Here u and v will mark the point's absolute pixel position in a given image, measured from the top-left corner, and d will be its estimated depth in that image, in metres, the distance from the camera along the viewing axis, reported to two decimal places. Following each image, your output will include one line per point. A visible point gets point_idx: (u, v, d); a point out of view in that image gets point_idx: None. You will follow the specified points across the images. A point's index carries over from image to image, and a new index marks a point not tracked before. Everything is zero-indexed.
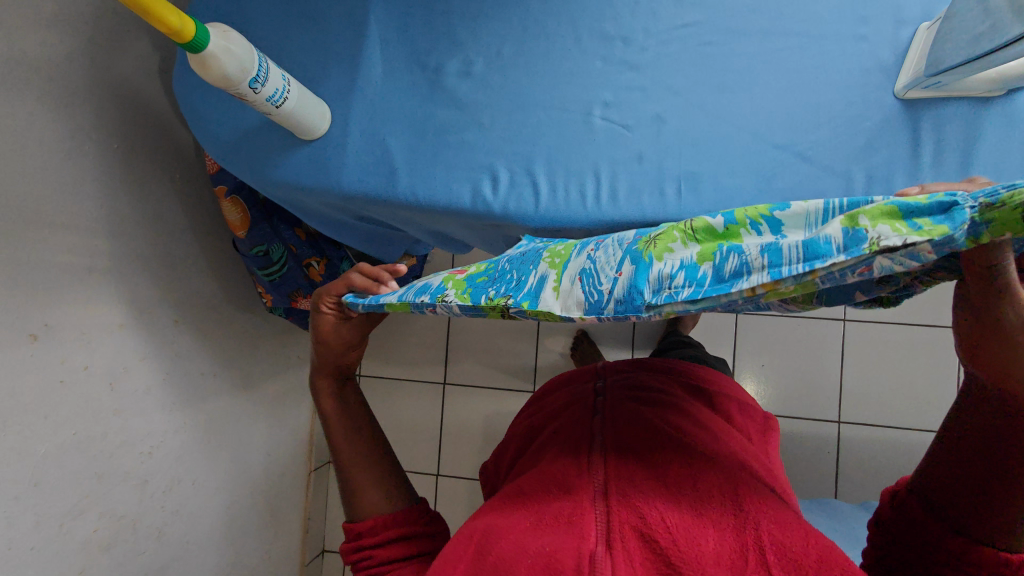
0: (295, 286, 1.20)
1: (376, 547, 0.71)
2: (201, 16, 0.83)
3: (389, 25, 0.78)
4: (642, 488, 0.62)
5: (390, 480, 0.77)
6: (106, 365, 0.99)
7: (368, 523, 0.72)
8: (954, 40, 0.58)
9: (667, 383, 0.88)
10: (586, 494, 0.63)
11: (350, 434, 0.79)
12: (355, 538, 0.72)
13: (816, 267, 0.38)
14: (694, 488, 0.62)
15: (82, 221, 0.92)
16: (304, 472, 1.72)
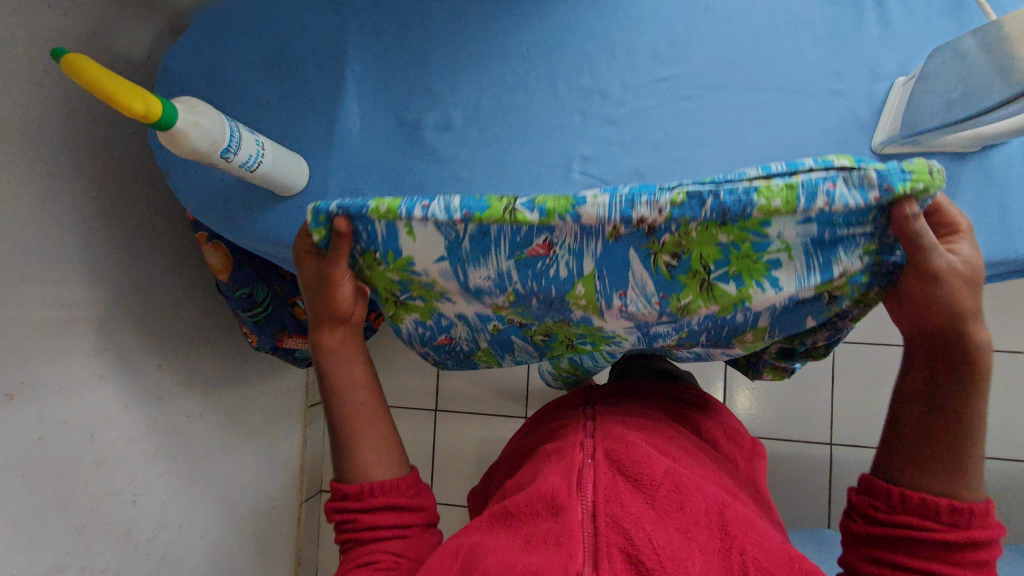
0: (282, 324, 1.17)
1: (363, 512, 0.70)
2: (186, 73, 0.84)
3: (368, 79, 0.80)
4: (628, 504, 0.59)
5: (386, 443, 0.75)
6: (87, 417, 0.97)
7: (359, 485, 0.71)
8: (928, 104, 0.62)
9: (651, 410, 0.85)
10: (573, 510, 0.59)
11: (348, 394, 0.75)
12: (343, 497, 0.72)
13: (800, 168, 0.48)
14: (683, 511, 0.59)
15: (63, 274, 0.92)
16: (295, 511, 1.65)
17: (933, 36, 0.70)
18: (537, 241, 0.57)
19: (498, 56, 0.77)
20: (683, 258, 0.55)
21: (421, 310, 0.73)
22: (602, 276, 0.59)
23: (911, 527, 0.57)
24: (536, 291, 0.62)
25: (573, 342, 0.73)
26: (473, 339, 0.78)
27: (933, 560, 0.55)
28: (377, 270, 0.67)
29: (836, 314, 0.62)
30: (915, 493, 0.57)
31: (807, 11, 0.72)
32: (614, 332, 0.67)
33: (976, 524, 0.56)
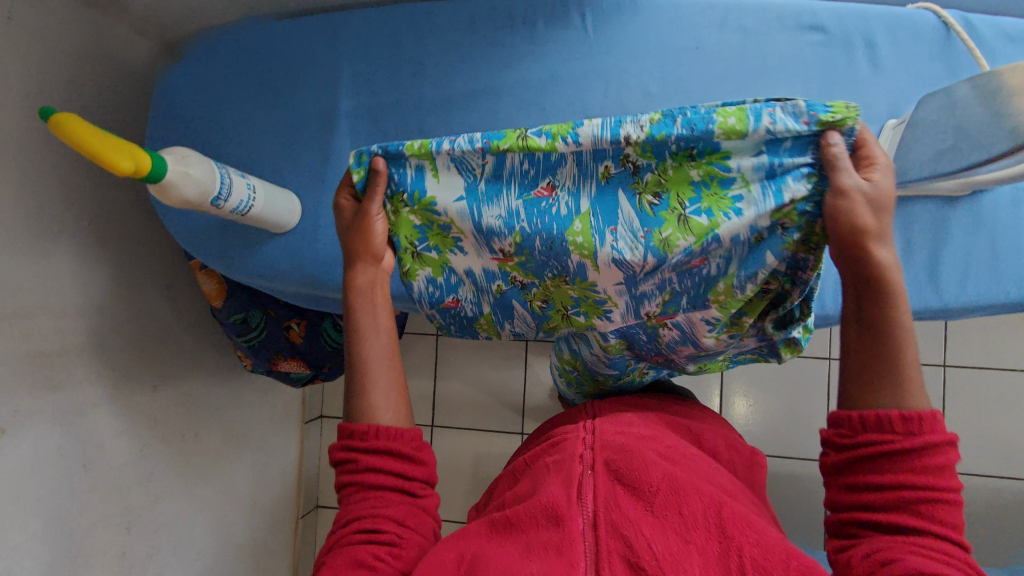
0: (275, 348, 1.17)
1: (367, 457, 0.65)
2: (177, 104, 0.83)
3: (360, 115, 0.79)
4: (630, 512, 0.53)
5: (398, 392, 0.70)
6: (81, 445, 0.97)
7: (366, 425, 0.66)
8: (917, 149, 0.59)
9: (652, 416, 0.78)
10: (577, 522, 0.53)
11: (360, 338, 0.70)
12: (348, 437, 0.67)
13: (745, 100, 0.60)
14: (681, 514, 0.53)
15: (56, 303, 0.91)
16: (291, 518, 1.67)
17: (922, 78, 0.66)
18: (542, 181, 0.68)
19: (494, 97, 0.75)
20: (663, 197, 0.64)
21: (433, 262, 0.76)
22: (596, 214, 0.66)
23: (867, 448, 0.55)
24: (539, 231, 0.69)
25: (569, 311, 0.76)
26: (479, 299, 0.79)
27: (896, 484, 0.53)
28: (403, 210, 0.72)
29: (798, 282, 0.64)
30: (867, 413, 0.56)
31: (797, 52, 0.68)
32: (606, 291, 0.71)
33: (927, 427, 0.54)
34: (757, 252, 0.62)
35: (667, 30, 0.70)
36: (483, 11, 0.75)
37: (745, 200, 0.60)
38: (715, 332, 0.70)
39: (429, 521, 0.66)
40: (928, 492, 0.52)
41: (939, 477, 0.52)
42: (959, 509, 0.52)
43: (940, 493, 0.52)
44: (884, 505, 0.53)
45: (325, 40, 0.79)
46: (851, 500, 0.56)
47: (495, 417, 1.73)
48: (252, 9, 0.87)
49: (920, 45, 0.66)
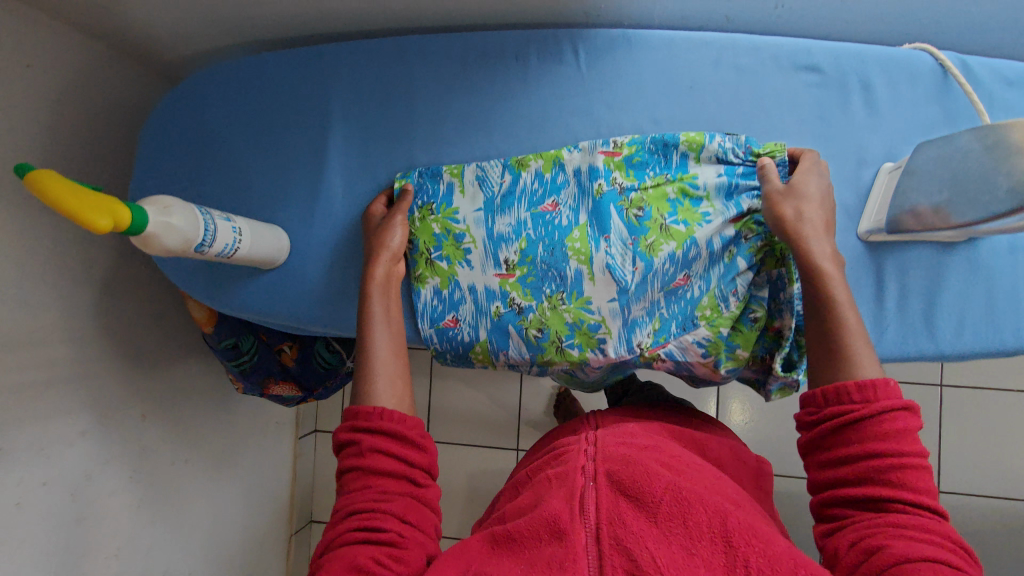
0: (267, 372, 1.15)
1: (369, 440, 0.61)
2: (165, 137, 0.81)
3: (350, 148, 0.78)
4: (635, 524, 0.49)
5: (402, 389, 0.65)
6: (67, 475, 0.96)
7: (370, 406, 0.62)
8: (913, 201, 0.58)
9: (656, 425, 0.70)
10: (581, 538, 0.49)
11: (368, 331, 0.68)
12: (354, 419, 0.62)
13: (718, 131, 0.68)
14: (686, 526, 0.48)
15: (41, 335, 0.89)
16: (284, 536, 1.61)
17: (918, 121, 0.65)
18: (548, 197, 0.71)
19: (486, 134, 0.73)
20: (647, 209, 0.68)
21: (444, 274, 0.74)
22: (594, 225, 0.69)
23: (830, 422, 0.54)
24: (542, 240, 0.71)
25: (563, 343, 0.70)
26: (477, 323, 0.74)
27: (862, 456, 0.52)
28: (429, 217, 0.74)
29: (782, 304, 0.65)
30: (828, 387, 0.55)
31: (792, 93, 0.67)
32: (600, 310, 0.70)
33: (883, 393, 0.53)
34: (729, 262, 0.66)
35: (661, 66, 0.69)
36: (474, 43, 0.73)
37: (713, 214, 0.67)
38: (706, 359, 0.68)
39: (429, 514, 0.60)
40: (895, 459, 0.50)
41: (905, 443, 0.51)
42: (929, 473, 0.51)
43: (907, 459, 0.51)
44: (855, 480, 0.52)
45: (314, 68, 0.78)
46: (824, 480, 0.54)
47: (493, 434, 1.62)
48: (242, 41, 0.86)
49: (917, 87, 0.65)
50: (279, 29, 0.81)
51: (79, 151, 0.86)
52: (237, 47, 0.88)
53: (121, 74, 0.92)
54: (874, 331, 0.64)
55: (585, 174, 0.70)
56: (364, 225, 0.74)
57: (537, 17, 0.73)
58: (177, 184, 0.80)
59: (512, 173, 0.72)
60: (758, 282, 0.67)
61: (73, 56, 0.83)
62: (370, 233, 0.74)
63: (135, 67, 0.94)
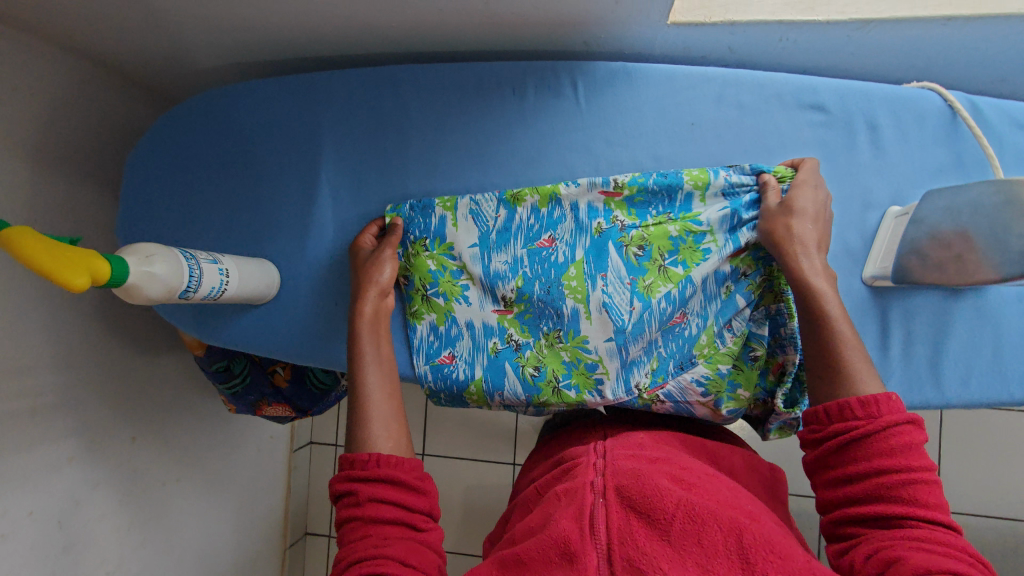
0: (259, 394, 1.09)
1: (367, 486, 0.57)
2: (150, 167, 0.79)
3: (341, 177, 0.75)
4: (647, 547, 0.43)
5: (399, 428, 0.62)
6: (54, 504, 0.93)
7: (365, 453, 0.59)
8: (918, 251, 0.58)
9: (665, 435, 0.63)
10: (593, 561, 0.43)
11: (361, 372, 0.65)
12: (349, 468, 0.59)
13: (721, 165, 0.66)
14: (700, 546, 0.43)
15: (25, 363, 0.87)
16: (278, 550, 1.59)
17: (926, 163, 0.64)
18: (545, 233, 0.68)
19: (483, 169, 0.71)
20: (647, 248, 0.66)
21: (440, 310, 0.72)
22: (591, 262, 0.67)
23: (835, 440, 0.52)
24: (539, 278, 0.68)
25: (559, 383, 0.68)
26: (473, 360, 0.71)
27: (870, 472, 0.49)
28: (421, 250, 0.72)
29: (784, 339, 0.63)
30: (830, 403, 0.53)
31: (797, 132, 0.66)
32: (598, 349, 0.67)
33: (886, 407, 0.51)
34: (726, 299, 0.65)
35: (663, 102, 0.68)
36: (471, 75, 0.71)
37: (713, 249, 0.65)
38: (707, 399, 0.65)
39: (435, 559, 0.56)
40: (904, 474, 0.48)
41: (913, 457, 0.49)
42: (938, 485, 0.49)
43: (917, 472, 0.48)
44: (864, 497, 0.49)
45: (303, 98, 0.76)
46: (834, 499, 0.52)
47: (492, 441, 1.46)
48: (230, 65, 0.83)
49: (924, 128, 0.64)
50: (269, 54, 0.79)
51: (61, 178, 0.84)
52: (225, 70, 0.85)
53: (105, 95, 0.89)
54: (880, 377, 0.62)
55: (584, 211, 0.68)
56: (355, 261, 0.72)
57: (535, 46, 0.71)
58: (164, 215, 0.78)
59: (507, 209, 0.70)
60: (758, 318, 0.65)
61: (57, 81, 0.81)
62: (360, 269, 0.71)
63: (121, 87, 0.91)
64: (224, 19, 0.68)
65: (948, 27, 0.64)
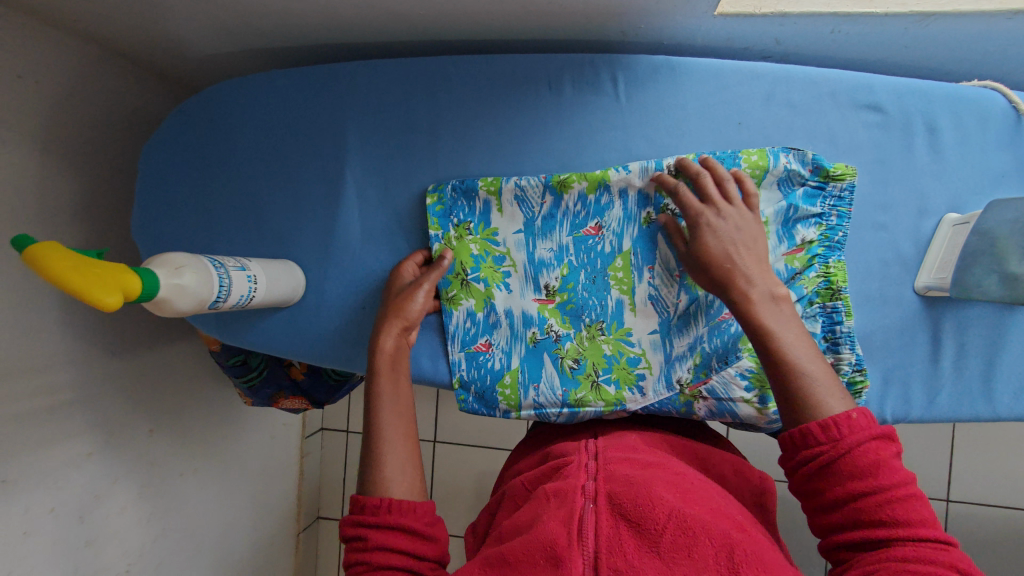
0: (276, 387, 1.03)
1: (377, 534, 0.52)
2: (166, 160, 0.75)
3: (367, 173, 0.71)
4: (636, 559, 0.40)
5: (418, 469, 0.57)
6: (75, 499, 0.88)
7: (377, 498, 0.53)
8: (979, 269, 0.56)
9: (655, 438, 0.62)
10: (579, 568, 0.40)
11: (376, 410, 0.59)
12: (360, 512, 0.53)
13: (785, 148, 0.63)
14: (691, 559, 0.40)
15: (43, 353, 0.80)
16: (292, 534, 1.53)
17: (988, 168, 0.62)
18: (592, 220, 0.67)
19: (515, 171, 0.68)
20: None
21: (478, 296, 0.70)
22: (638, 252, 0.66)
23: (806, 467, 0.48)
24: (584, 267, 0.68)
25: (599, 377, 0.67)
26: (510, 349, 0.69)
27: (843, 499, 0.46)
28: (467, 235, 0.70)
29: (837, 338, 0.61)
30: (793, 430, 0.49)
31: (851, 132, 0.63)
32: (641, 342, 0.67)
33: (847, 428, 0.47)
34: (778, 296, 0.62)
35: (708, 100, 0.64)
36: (503, 66, 0.67)
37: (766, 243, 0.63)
38: (751, 395, 0.63)
39: None
40: (878, 495, 0.45)
41: (884, 475, 0.45)
42: (920, 501, 0.45)
43: (890, 490, 0.45)
44: (843, 523, 0.46)
45: (325, 87, 0.71)
46: (820, 525, 0.48)
47: (503, 432, 1.39)
48: (244, 53, 0.79)
49: (986, 130, 0.62)
50: (286, 40, 0.74)
51: (68, 169, 0.79)
52: (239, 57, 0.81)
53: (112, 83, 0.84)
54: (929, 393, 0.62)
55: (632, 199, 0.66)
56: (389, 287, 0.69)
57: (573, 32, 0.67)
58: (179, 213, 0.74)
59: (553, 196, 0.67)
60: (811, 315, 0.62)
61: (62, 68, 0.76)
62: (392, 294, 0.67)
63: (128, 73, 0.87)
64: (239, 2, 0.64)
65: (1013, 21, 0.60)
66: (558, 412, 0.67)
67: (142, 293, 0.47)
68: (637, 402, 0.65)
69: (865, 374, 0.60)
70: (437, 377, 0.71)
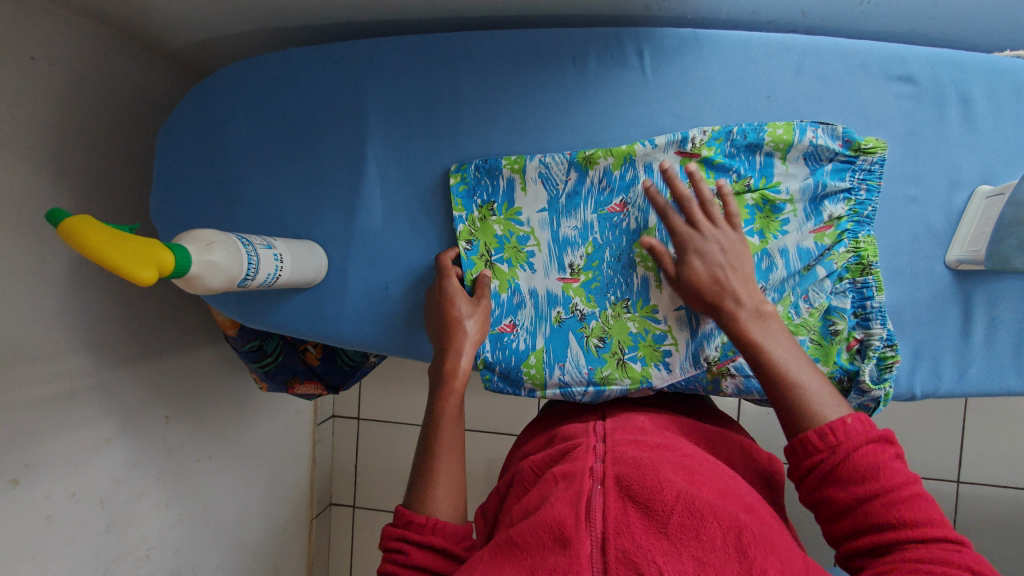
0: (291, 372, 1.02)
1: (419, 551, 0.51)
2: (182, 141, 0.73)
3: (389, 152, 0.70)
4: (643, 540, 0.39)
5: (461, 489, 0.57)
6: (95, 484, 0.87)
7: (423, 516, 0.53)
8: (1012, 239, 0.56)
9: (665, 421, 0.60)
10: (586, 547, 0.39)
11: (427, 435, 0.59)
12: (404, 527, 0.53)
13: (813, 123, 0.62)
14: (699, 541, 0.38)
15: (64, 338, 0.80)
16: (305, 521, 1.53)
17: (1019, 140, 0.62)
18: (617, 197, 0.66)
19: (539, 148, 0.67)
20: None
21: (502, 277, 0.70)
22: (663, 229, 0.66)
23: (810, 477, 0.48)
24: (610, 245, 0.67)
25: (626, 356, 0.66)
26: (535, 329, 0.69)
27: (849, 503, 0.45)
28: (491, 215, 0.69)
29: (867, 314, 0.61)
30: (795, 441, 0.50)
31: (882, 104, 0.62)
32: (666, 319, 0.66)
33: (844, 433, 0.47)
34: (807, 272, 0.62)
35: (736, 73, 0.63)
36: (527, 41, 0.66)
37: (793, 221, 0.62)
38: None
39: None
40: (882, 499, 0.44)
41: (887, 477, 0.45)
42: (929, 502, 0.44)
43: (894, 491, 0.44)
44: (854, 528, 0.45)
45: (346, 64, 0.70)
46: (835, 533, 0.47)
47: (515, 418, 1.39)
48: (259, 33, 0.77)
49: (1019, 100, 0.62)
50: (302, 20, 0.73)
51: (81, 152, 0.78)
52: (253, 38, 0.79)
53: (125, 65, 0.83)
54: (959, 366, 0.63)
55: (657, 174, 0.65)
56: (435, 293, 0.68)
57: (599, 8, 0.66)
58: (197, 194, 0.73)
59: (578, 172, 0.66)
60: (840, 291, 0.62)
61: (75, 48, 0.75)
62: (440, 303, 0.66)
63: (140, 56, 0.85)
64: None
65: None
66: (584, 391, 0.67)
67: (175, 268, 0.47)
68: (664, 378, 0.65)
69: (895, 350, 0.61)
70: None
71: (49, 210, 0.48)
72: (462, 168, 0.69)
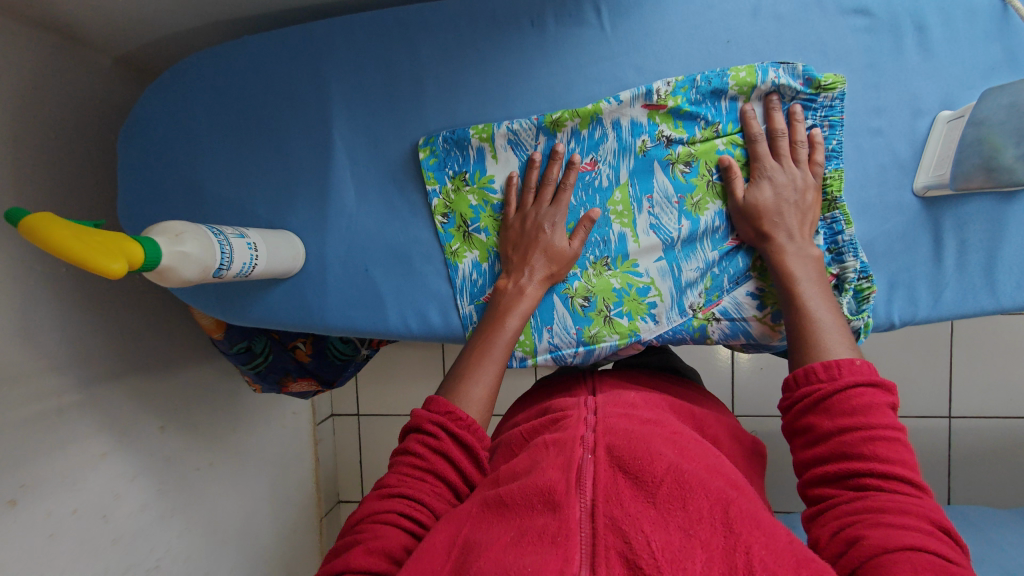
0: (283, 371, 1.01)
1: (452, 443, 0.53)
2: (143, 142, 0.72)
3: (357, 134, 0.70)
4: (633, 507, 0.39)
5: None
6: (95, 498, 0.87)
7: (464, 413, 0.55)
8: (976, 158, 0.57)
9: (655, 396, 0.60)
10: (575, 512, 0.39)
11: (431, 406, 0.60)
12: (441, 415, 0.55)
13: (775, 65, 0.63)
14: (686, 511, 0.38)
15: (46, 354, 0.78)
16: (314, 520, 1.54)
17: (977, 62, 0.63)
18: (587, 156, 0.67)
19: (506, 115, 0.67)
20: (694, 163, 0.65)
21: (481, 246, 0.70)
22: (635, 184, 0.67)
23: (801, 404, 0.50)
24: (584, 205, 0.68)
25: (612, 312, 0.67)
26: None
27: (833, 433, 0.47)
28: (464, 185, 0.69)
29: (840, 248, 0.63)
30: (799, 369, 0.52)
31: (840, 39, 0.63)
32: (648, 272, 0.67)
33: (849, 369, 0.49)
34: None
35: (694, 21, 0.63)
36: (484, 6, 0.65)
37: None
38: (763, 314, 0.65)
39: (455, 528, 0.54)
40: (864, 433, 0.46)
41: (875, 416, 0.47)
42: (906, 447, 0.46)
43: (878, 431, 0.46)
44: (829, 460, 0.47)
45: (302, 49, 0.69)
46: (804, 462, 0.49)
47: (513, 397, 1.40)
48: (209, 27, 0.75)
49: (972, 24, 0.63)
50: (252, 9, 0.71)
51: (40, 164, 0.76)
52: (204, 32, 0.77)
53: (77, 72, 0.81)
54: (933, 290, 0.64)
55: (626, 129, 0.66)
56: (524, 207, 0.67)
57: None
58: (164, 196, 0.72)
59: (547, 136, 0.67)
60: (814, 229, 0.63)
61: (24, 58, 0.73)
62: (524, 224, 0.66)
63: (91, 62, 0.83)
64: None
65: None
66: (574, 352, 0.68)
67: (144, 262, 0.48)
68: (651, 330, 0.66)
69: (871, 281, 0.62)
70: (450, 330, 0.71)
71: (10, 211, 0.47)
72: (430, 141, 0.68)
